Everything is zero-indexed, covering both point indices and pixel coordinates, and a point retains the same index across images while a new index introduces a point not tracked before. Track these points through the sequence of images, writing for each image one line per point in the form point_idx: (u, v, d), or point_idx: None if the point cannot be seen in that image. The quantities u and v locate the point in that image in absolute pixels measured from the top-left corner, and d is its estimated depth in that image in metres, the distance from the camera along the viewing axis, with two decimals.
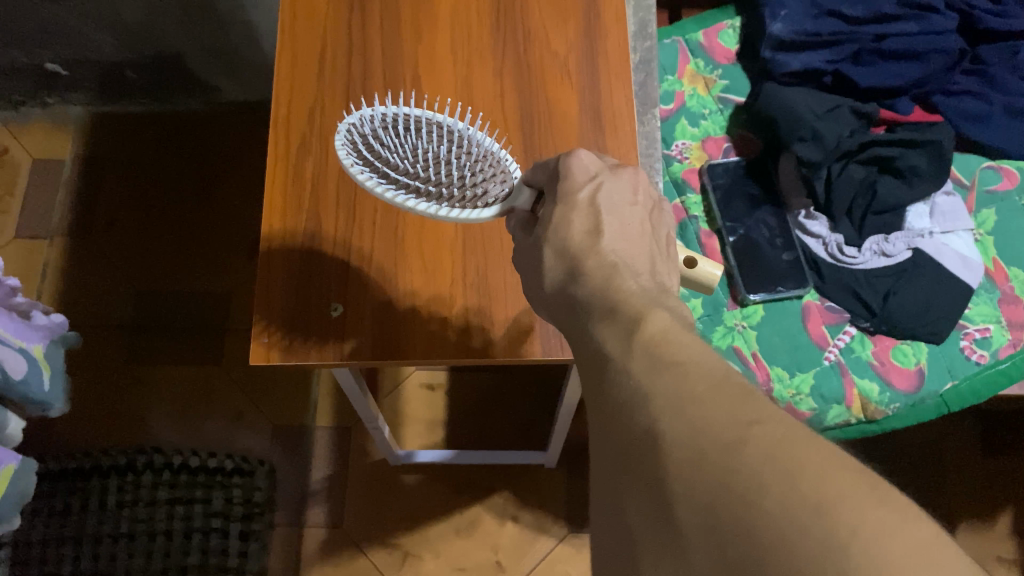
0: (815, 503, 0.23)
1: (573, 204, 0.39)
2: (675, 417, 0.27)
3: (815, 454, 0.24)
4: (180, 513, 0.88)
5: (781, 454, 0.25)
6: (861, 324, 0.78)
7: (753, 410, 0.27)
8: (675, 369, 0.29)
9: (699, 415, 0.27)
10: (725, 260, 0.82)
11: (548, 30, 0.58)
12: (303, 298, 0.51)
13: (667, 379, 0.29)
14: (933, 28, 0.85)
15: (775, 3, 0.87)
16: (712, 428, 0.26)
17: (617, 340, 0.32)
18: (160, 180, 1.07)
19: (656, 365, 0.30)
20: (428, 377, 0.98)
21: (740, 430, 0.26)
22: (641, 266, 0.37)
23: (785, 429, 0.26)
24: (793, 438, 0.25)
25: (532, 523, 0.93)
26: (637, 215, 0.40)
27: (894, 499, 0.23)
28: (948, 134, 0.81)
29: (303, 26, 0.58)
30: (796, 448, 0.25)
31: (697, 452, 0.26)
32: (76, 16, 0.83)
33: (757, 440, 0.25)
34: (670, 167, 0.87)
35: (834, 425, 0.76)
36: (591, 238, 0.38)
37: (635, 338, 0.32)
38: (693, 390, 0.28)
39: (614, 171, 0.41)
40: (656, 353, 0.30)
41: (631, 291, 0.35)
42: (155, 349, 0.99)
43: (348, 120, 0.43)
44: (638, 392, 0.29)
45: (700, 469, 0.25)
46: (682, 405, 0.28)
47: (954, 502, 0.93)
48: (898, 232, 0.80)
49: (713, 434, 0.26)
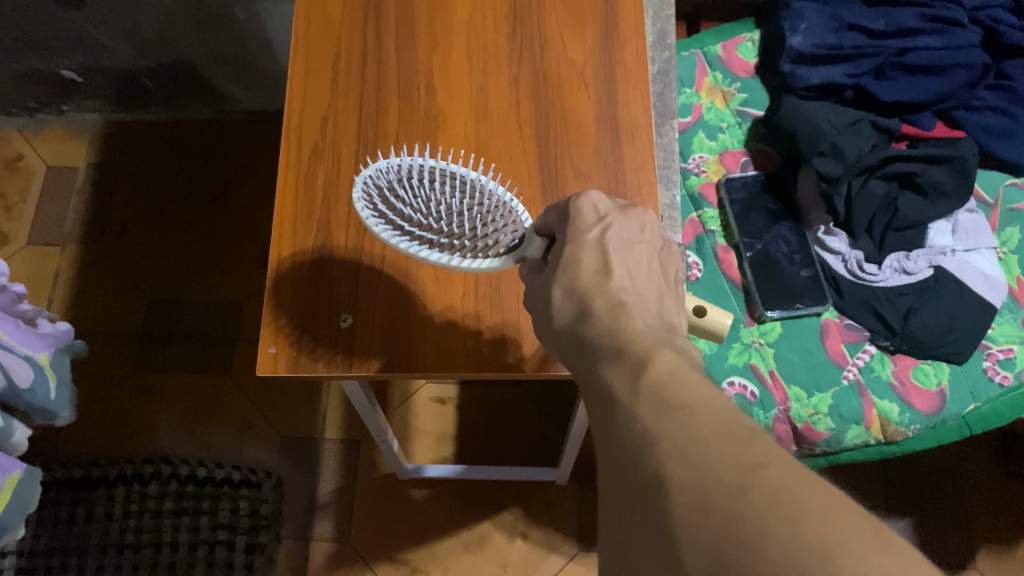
0: (823, 550, 0.22)
1: (582, 243, 0.38)
2: (679, 460, 0.26)
3: (820, 497, 0.23)
4: (185, 524, 0.89)
5: (785, 499, 0.23)
6: (881, 344, 0.76)
7: (759, 452, 0.26)
8: (680, 412, 0.28)
9: (706, 458, 0.26)
10: (743, 276, 0.81)
11: (565, 39, 0.57)
12: (313, 306, 0.50)
13: (672, 423, 0.28)
14: (957, 43, 0.83)
15: (795, 16, 0.86)
16: (716, 472, 0.25)
17: (626, 380, 0.31)
18: (173, 188, 1.06)
19: (666, 407, 0.28)
20: (438, 391, 0.97)
21: (746, 474, 0.25)
22: (650, 304, 0.36)
23: (791, 471, 0.25)
24: (799, 484, 0.24)
25: (542, 541, 0.91)
26: (645, 255, 0.39)
27: (899, 544, 0.22)
28: (972, 151, 0.79)
29: (316, 33, 0.57)
30: (800, 493, 0.23)
31: (703, 496, 0.25)
32: (92, 24, 0.83)
33: (762, 485, 0.24)
34: (686, 181, 0.86)
35: (851, 445, 0.74)
36: (600, 279, 0.36)
37: (642, 376, 0.30)
38: (699, 430, 0.27)
39: (623, 212, 0.39)
40: (666, 392, 0.29)
41: (637, 330, 0.33)
42: (165, 358, 0.99)
43: (365, 172, 0.42)
44: (645, 435, 0.28)
45: (707, 514, 0.24)
46: (687, 447, 0.26)
47: (976, 526, 0.91)
48: (919, 249, 0.79)
49: (719, 478, 0.25)
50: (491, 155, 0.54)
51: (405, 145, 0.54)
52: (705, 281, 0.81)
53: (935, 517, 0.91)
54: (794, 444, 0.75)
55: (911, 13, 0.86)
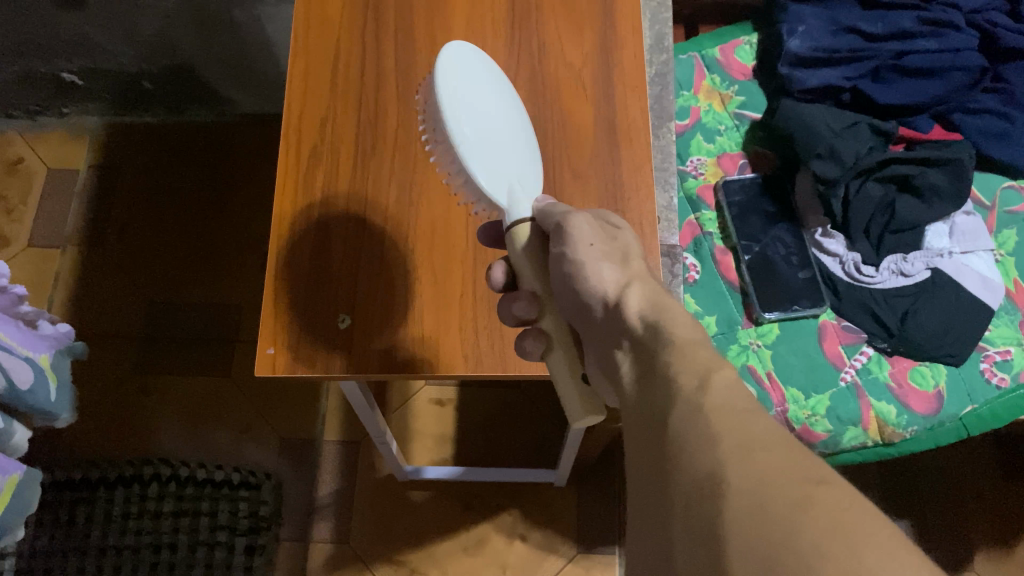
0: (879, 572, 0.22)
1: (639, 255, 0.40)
2: (739, 465, 0.27)
3: (882, 528, 0.24)
4: (185, 526, 0.90)
5: (848, 519, 0.24)
6: (878, 345, 0.77)
7: (825, 474, 0.26)
8: (750, 417, 0.29)
9: (769, 471, 0.26)
10: (741, 278, 0.81)
11: (563, 42, 0.58)
12: (310, 307, 0.50)
13: (738, 424, 0.28)
14: (953, 46, 0.84)
15: (793, 19, 0.87)
16: (778, 484, 0.26)
17: (691, 372, 0.32)
18: (173, 191, 1.07)
19: (741, 410, 0.29)
20: (438, 393, 0.97)
21: (809, 489, 0.25)
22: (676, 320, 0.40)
23: (851, 494, 0.25)
24: (860, 506, 0.24)
25: (541, 542, 0.91)
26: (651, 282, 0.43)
27: None
28: (968, 153, 0.80)
29: (316, 35, 0.58)
30: (862, 514, 0.24)
31: (761, 503, 0.25)
32: (94, 27, 0.83)
33: (824, 503, 0.25)
34: (685, 183, 0.86)
35: (849, 447, 0.74)
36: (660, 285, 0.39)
37: (709, 376, 0.31)
38: (760, 436, 0.28)
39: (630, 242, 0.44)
40: (730, 397, 0.30)
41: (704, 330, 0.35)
42: (165, 360, 0.99)
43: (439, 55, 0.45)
44: (706, 430, 0.29)
45: (765, 520, 0.25)
46: (750, 452, 0.27)
47: (973, 528, 0.91)
48: (917, 251, 0.79)
49: (780, 491, 0.25)
50: None
51: (404, 147, 0.54)
52: (703, 283, 0.81)
53: (933, 519, 0.91)
54: None
55: (907, 17, 0.86)
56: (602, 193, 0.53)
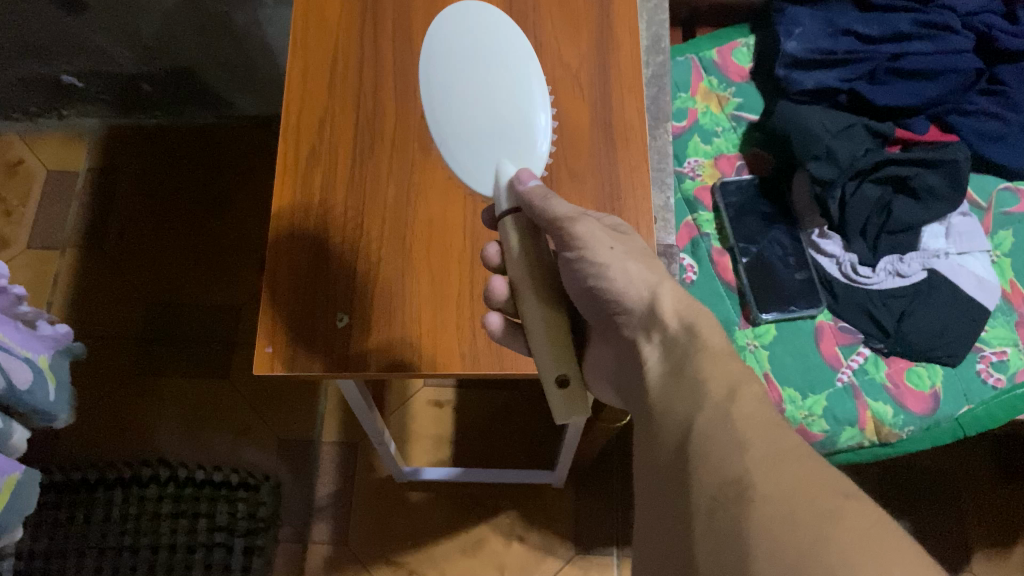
0: None
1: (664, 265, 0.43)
2: (769, 476, 0.29)
3: (901, 543, 0.26)
4: (183, 527, 0.90)
5: (871, 531, 0.26)
6: (875, 345, 0.77)
7: (846, 487, 0.29)
8: (779, 431, 0.32)
9: (795, 483, 0.29)
10: (738, 279, 0.82)
11: (561, 43, 0.58)
12: (309, 307, 0.50)
13: (766, 435, 0.31)
14: (950, 48, 0.84)
15: (790, 22, 0.87)
16: (805, 495, 0.28)
17: (721, 382, 0.35)
18: (172, 194, 1.07)
19: (769, 424, 0.32)
20: (436, 394, 0.97)
21: (834, 499, 0.28)
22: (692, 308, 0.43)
23: (874, 509, 0.28)
24: (884, 520, 0.27)
25: (539, 543, 0.92)
26: None
27: None
28: (964, 154, 0.79)
29: (314, 36, 0.58)
30: (884, 526, 0.26)
31: (790, 510, 0.28)
32: (94, 30, 0.83)
33: (850, 514, 0.27)
34: (682, 185, 0.86)
35: (846, 447, 0.74)
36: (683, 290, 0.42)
37: (739, 388, 0.34)
38: (788, 449, 0.31)
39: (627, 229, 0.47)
40: (760, 409, 0.33)
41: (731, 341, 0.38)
42: (163, 361, 0.99)
43: None
44: (736, 439, 0.32)
45: (792, 524, 0.27)
46: (778, 463, 0.30)
47: (969, 528, 0.91)
48: (913, 251, 0.79)
49: (809, 503, 0.28)
50: None
51: (402, 148, 0.55)
52: (701, 284, 0.82)
53: (928, 520, 0.91)
54: None
55: (904, 19, 0.86)
56: (600, 193, 0.53)
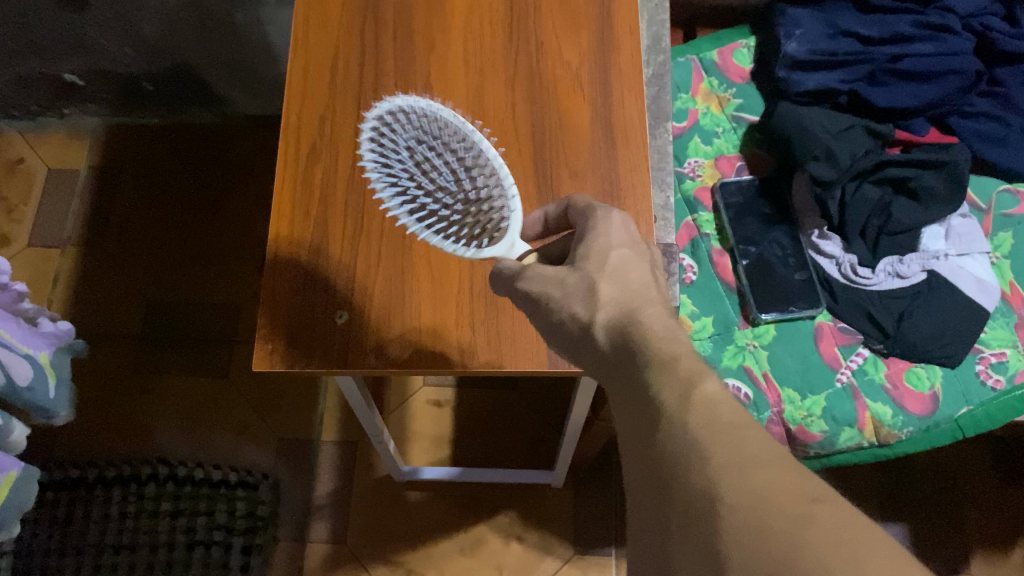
0: None
1: (631, 255, 0.37)
2: (736, 482, 0.26)
3: (878, 547, 0.24)
4: (182, 525, 0.90)
5: (846, 536, 0.24)
6: (875, 346, 0.77)
7: (817, 487, 0.26)
8: (742, 432, 0.28)
9: (762, 485, 0.26)
10: (738, 280, 0.82)
11: (561, 42, 0.58)
12: (307, 305, 0.50)
13: (727, 441, 0.28)
14: (950, 50, 0.85)
15: (790, 23, 0.87)
16: (775, 499, 0.25)
17: (674, 390, 0.31)
18: (173, 193, 1.07)
19: (728, 427, 0.28)
20: (436, 394, 0.97)
21: (804, 505, 0.25)
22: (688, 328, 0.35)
23: (848, 509, 0.25)
24: (858, 522, 0.24)
25: (538, 543, 0.92)
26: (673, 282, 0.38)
27: None
28: (965, 155, 0.80)
29: (315, 34, 0.58)
30: (861, 529, 0.24)
31: (759, 521, 0.25)
32: (97, 28, 0.84)
33: (823, 520, 0.24)
34: (682, 185, 0.86)
35: (846, 448, 0.74)
36: (646, 289, 0.36)
37: (691, 394, 0.30)
38: (755, 455, 0.27)
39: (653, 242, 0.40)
40: (719, 409, 0.29)
41: (690, 347, 0.33)
42: (164, 360, 0.99)
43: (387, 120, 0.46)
44: (696, 449, 0.28)
45: (764, 539, 0.25)
46: (746, 470, 0.27)
47: (969, 531, 0.91)
48: (913, 253, 0.79)
49: (779, 508, 0.25)
50: None
51: None
52: (701, 285, 0.82)
53: (927, 522, 0.91)
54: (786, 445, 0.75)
55: (905, 20, 0.87)
56: (599, 192, 0.53)
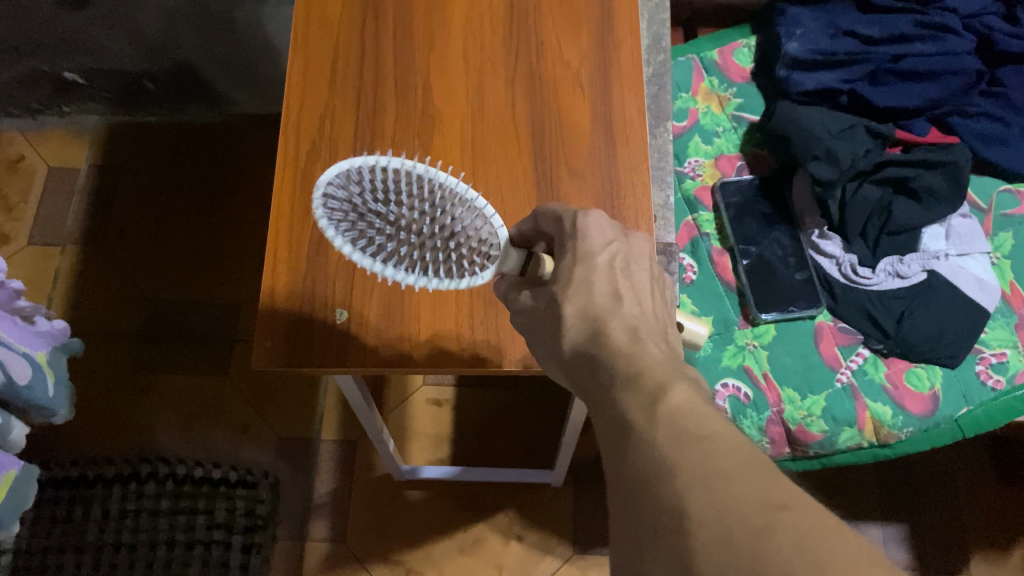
0: None
1: (594, 265, 0.37)
2: (700, 494, 0.26)
3: (845, 545, 0.24)
4: (182, 523, 0.89)
5: (812, 540, 0.24)
6: (875, 346, 0.77)
7: (780, 492, 0.26)
8: (705, 444, 0.28)
9: (728, 495, 0.26)
10: (738, 279, 0.81)
11: (562, 41, 0.58)
12: (307, 302, 0.50)
13: (692, 454, 0.28)
14: (951, 50, 0.84)
15: (791, 23, 0.87)
16: (739, 509, 0.25)
17: (639, 407, 0.31)
18: (174, 191, 1.07)
19: (689, 439, 0.28)
20: (436, 393, 0.97)
21: (769, 514, 0.25)
22: (660, 331, 0.36)
23: (813, 511, 0.25)
24: (824, 526, 0.24)
25: (537, 543, 0.91)
26: (650, 281, 0.39)
27: None
28: (965, 155, 0.79)
29: (314, 34, 0.58)
30: (826, 530, 0.24)
31: (724, 536, 0.25)
32: (97, 27, 0.84)
33: (788, 525, 0.24)
34: (682, 184, 0.86)
35: (845, 447, 0.75)
36: (613, 302, 0.36)
37: (657, 406, 0.30)
38: (718, 465, 0.27)
39: (628, 238, 0.40)
40: (682, 420, 0.29)
41: (653, 358, 0.33)
42: (164, 358, 0.99)
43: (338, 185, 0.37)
44: (663, 466, 0.28)
45: (730, 554, 0.24)
46: (711, 482, 0.27)
47: (969, 531, 0.91)
48: (913, 253, 0.79)
49: (743, 516, 0.25)
50: (489, 156, 0.54)
51: (402, 145, 0.55)
52: (700, 284, 0.82)
53: (926, 523, 0.91)
54: (787, 446, 0.75)
55: (905, 20, 0.87)
56: (599, 192, 0.53)
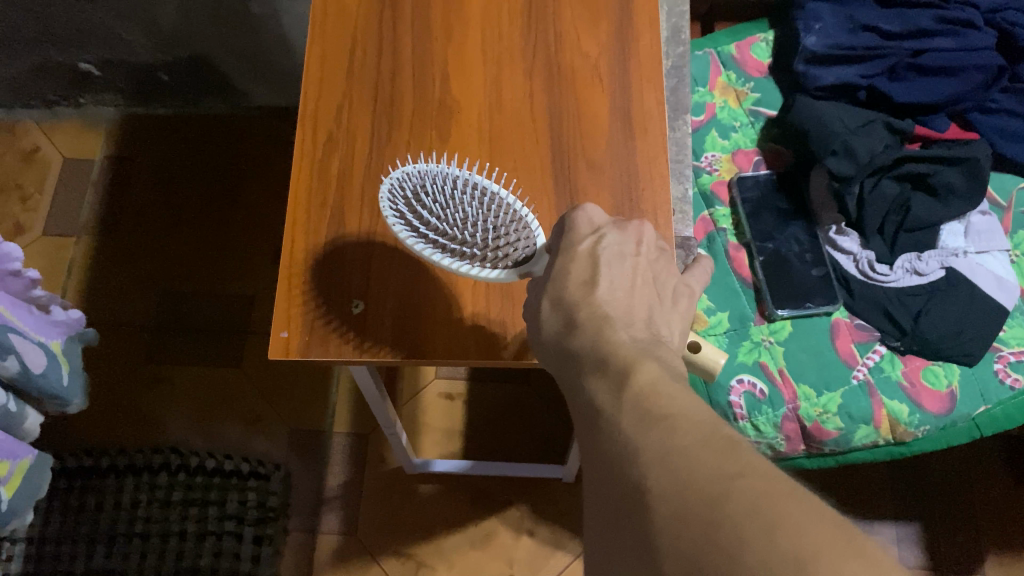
0: (792, 548, 0.23)
1: (573, 254, 0.38)
2: (657, 471, 0.27)
3: (798, 508, 0.24)
4: (194, 515, 0.90)
5: (764, 503, 0.24)
6: (892, 344, 0.76)
7: (736, 461, 0.26)
8: (666, 423, 0.29)
9: (684, 469, 0.27)
10: (753, 274, 0.81)
11: (580, 32, 0.58)
12: (325, 293, 0.50)
13: (653, 436, 0.28)
14: (972, 45, 0.83)
15: (809, 17, 0.86)
16: (695, 481, 0.26)
17: (606, 390, 0.32)
18: (187, 183, 1.07)
19: (649, 419, 0.29)
20: (448, 386, 0.97)
21: (723, 482, 0.26)
22: (636, 319, 0.36)
23: (767, 477, 0.26)
24: (776, 490, 0.25)
25: (549, 538, 0.91)
26: (640, 267, 0.39)
27: (868, 548, 0.23)
28: (986, 152, 0.78)
29: (333, 24, 0.58)
30: (778, 492, 0.25)
31: (681, 507, 0.26)
32: (112, 17, 0.84)
33: (741, 492, 0.25)
34: (699, 179, 0.86)
35: (860, 445, 0.74)
36: (586, 290, 0.37)
37: (626, 384, 0.31)
38: (679, 442, 0.28)
39: (620, 226, 0.40)
40: (642, 397, 0.30)
41: (620, 341, 0.34)
42: (177, 349, 0.99)
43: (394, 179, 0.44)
44: (627, 448, 0.29)
45: (686, 525, 0.25)
46: (668, 459, 0.27)
47: (983, 532, 0.90)
48: (931, 250, 0.79)
49: (699, 487, 0.26)
50: (505, 146, 0.54)
51: (420, 135, 0.54)
52: (716, 279, 0.81)
53: (941, 523, 0.90)
54: (802, 443, 0.74)
55: (926, 15, 0.85)
56: (616, 184, 0.53)
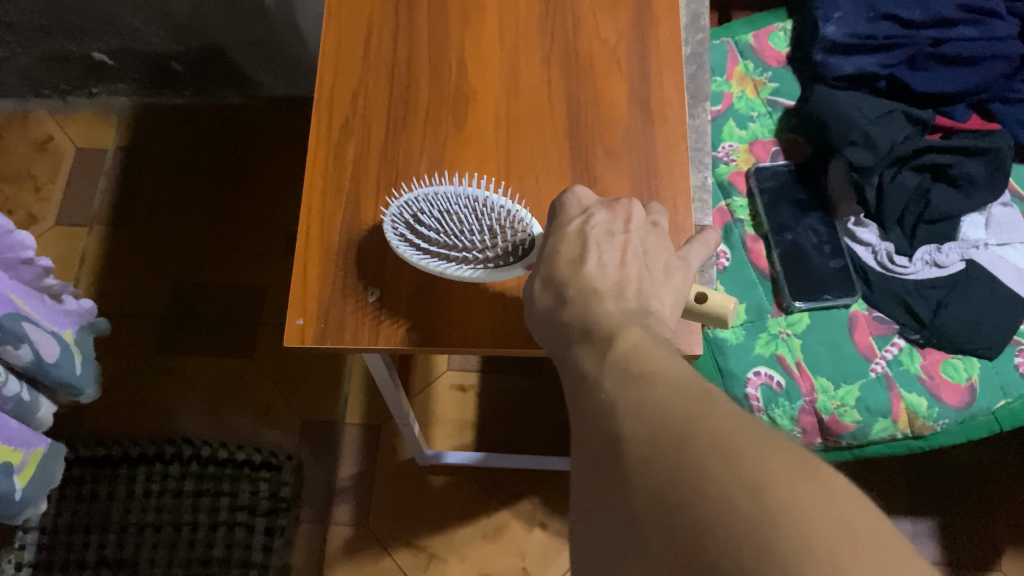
0: (752, 474, 0.23)
1: (563, 234, 0.39)
2: (631, 420, 0.27)
3: (763, 443, 0.24)
4: (205, 505, 0.90)
5: (728, 437, 0.24)
6: (910, 336, 0.75)
7: (705, 405, 0.26)
8: (642, 380, 0.29)
9: (657, 416, 0.26)
10: (771, 265, 0.80)
11: (598, 19, 0.57)
12: (339, 279, 0.50)
13: (630, 391, 0.28)
14: (993, 34, 0.83)
15: (829, 5, 0.85)
16: (664, 425, 0.26)
17: (593, 356, 0.32)
18: (200, 174, 1.07)
19: (628, 377, 0.29)
20: (460, 378, 0.97)
21: (690, 423, 0.25)
22: (626, 290, 0.36)
23: (735, 418, 0.25)
24: (742, 428, 0.25)
25: (561, 531, 0.91)
26: (630, 241, 0.39)
27: (830, 479, 0.23)
28: (1007, 143, 0.78)
29: (348, 9, 0.58)
30: (744, 430, 0.25)
31: (651, 448, 0.25)
32: (124, 6, 0.84)
33: (707, 429, 0.25)
34: (717, 169, 0.85)
35: (878, 438, 0.74)
36: (574, 267, 0.37)
37: (610, 349, 0.31)
38: (653, 394, 0.27)
39: (610, 206, 0.41)
40: (625, 357, 0.30)
41: (607, 311, 0.34)
42: (189, 340, 0.99)
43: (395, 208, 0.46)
44: (607, 406, 0.29)
45: (654, 464, 0.25)
46: (642, 409, 0.27)
47: (1000, 528, 0.90)
48: (952, 242, 0.78)
49: (667, 429, 0.26)
50: (521, 132, 0.53)
51: (435, 121, 0.54)
52: (733, 271, 0.80)
53: (957, 519, 0.90)
54: (819, 436, 0.74)
55: (947, 3, 0.85)
56: (635, 171, 0.52)
